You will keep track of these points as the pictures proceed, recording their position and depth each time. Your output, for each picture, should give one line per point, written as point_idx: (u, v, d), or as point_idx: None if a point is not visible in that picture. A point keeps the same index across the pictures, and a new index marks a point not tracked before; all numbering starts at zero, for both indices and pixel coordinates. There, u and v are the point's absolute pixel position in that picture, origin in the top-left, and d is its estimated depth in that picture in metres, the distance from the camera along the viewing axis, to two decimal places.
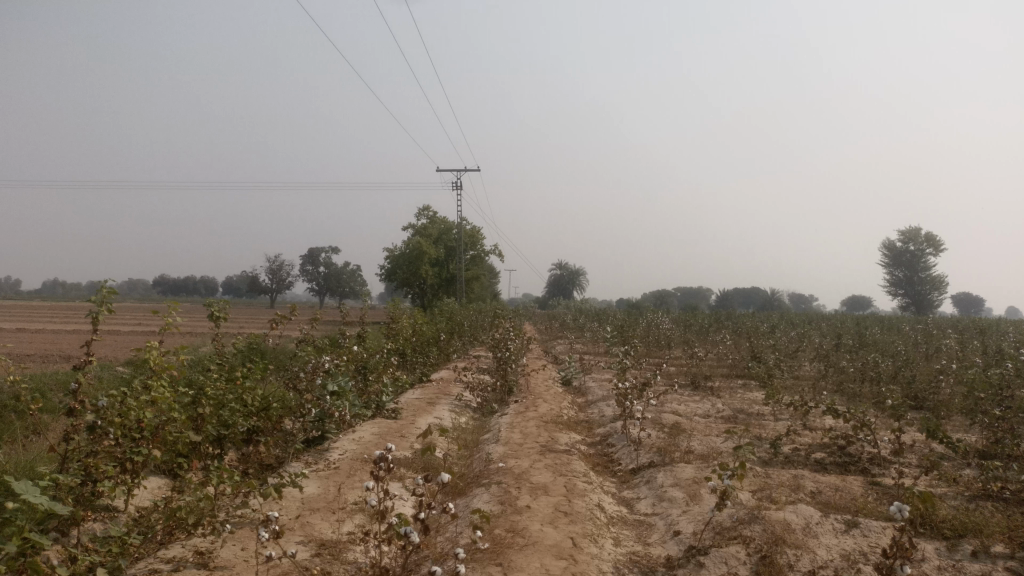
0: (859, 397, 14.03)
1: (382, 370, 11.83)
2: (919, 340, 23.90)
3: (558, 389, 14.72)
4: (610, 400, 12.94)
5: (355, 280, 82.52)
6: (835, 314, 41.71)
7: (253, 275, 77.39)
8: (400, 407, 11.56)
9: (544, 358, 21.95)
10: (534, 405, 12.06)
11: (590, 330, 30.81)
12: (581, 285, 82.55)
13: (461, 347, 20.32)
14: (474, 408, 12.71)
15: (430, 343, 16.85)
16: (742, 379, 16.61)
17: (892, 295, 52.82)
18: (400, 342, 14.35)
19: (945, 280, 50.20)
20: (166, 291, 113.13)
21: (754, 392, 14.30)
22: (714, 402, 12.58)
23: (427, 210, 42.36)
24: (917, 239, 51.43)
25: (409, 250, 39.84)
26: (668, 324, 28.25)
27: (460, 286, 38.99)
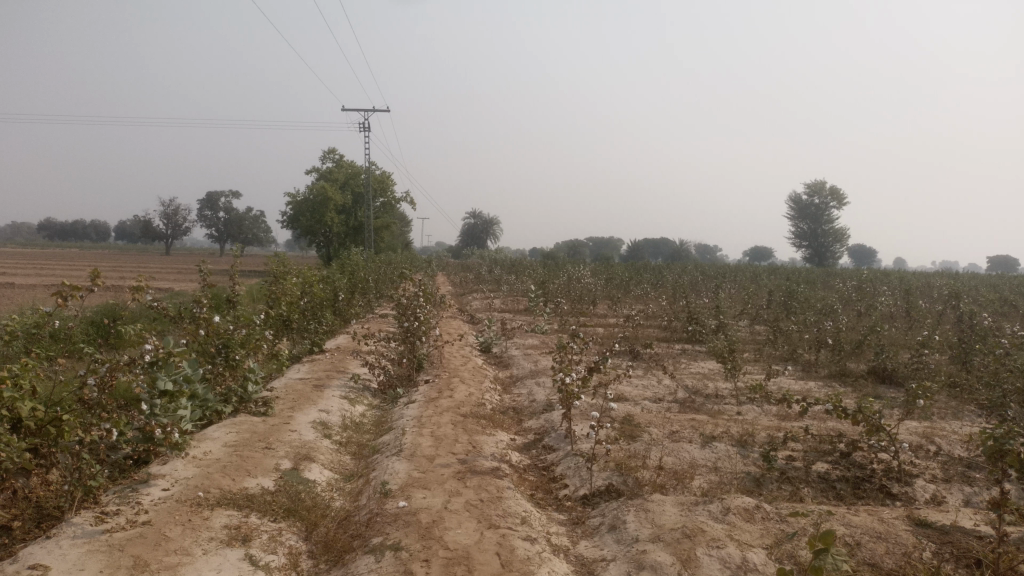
0: (817, 370, 12.44)
1: (257, 346, 9.31)
2: (851, 299, 22.86)
3: (476, 361, 12.52)
4: (540, 378, 10.85)
5: (257, 227, 77.52)
6: (753, 268, 41.00)
7: (143, 220, 71.45)
8: (278, 395, 9.11)
9: (459, 318, 19.67)
10: (450, 387, 9.82)
11: (507, 285, 28.67)
12: (496, 235, 80.27)
13: (364, 307, 17.78)
14: (376, 389, 10.37)
15: (326, 304, 14.28)
16: (682, 346, 14.84)
17: (797, 248, 52.83)
18: (286, 307, 11.77)
19: (847, 233, 50.44)
20: (46, 236, 104.15)
21: (701, 364, 12.51)
22: (662, 380, 10.68)
23: (332, 152, 38.81)
24: (821, 192, 51.31)
25: (311, 195, 36.44)
26: (592, 278, 26.37)
27: (367, 235, 36.01)
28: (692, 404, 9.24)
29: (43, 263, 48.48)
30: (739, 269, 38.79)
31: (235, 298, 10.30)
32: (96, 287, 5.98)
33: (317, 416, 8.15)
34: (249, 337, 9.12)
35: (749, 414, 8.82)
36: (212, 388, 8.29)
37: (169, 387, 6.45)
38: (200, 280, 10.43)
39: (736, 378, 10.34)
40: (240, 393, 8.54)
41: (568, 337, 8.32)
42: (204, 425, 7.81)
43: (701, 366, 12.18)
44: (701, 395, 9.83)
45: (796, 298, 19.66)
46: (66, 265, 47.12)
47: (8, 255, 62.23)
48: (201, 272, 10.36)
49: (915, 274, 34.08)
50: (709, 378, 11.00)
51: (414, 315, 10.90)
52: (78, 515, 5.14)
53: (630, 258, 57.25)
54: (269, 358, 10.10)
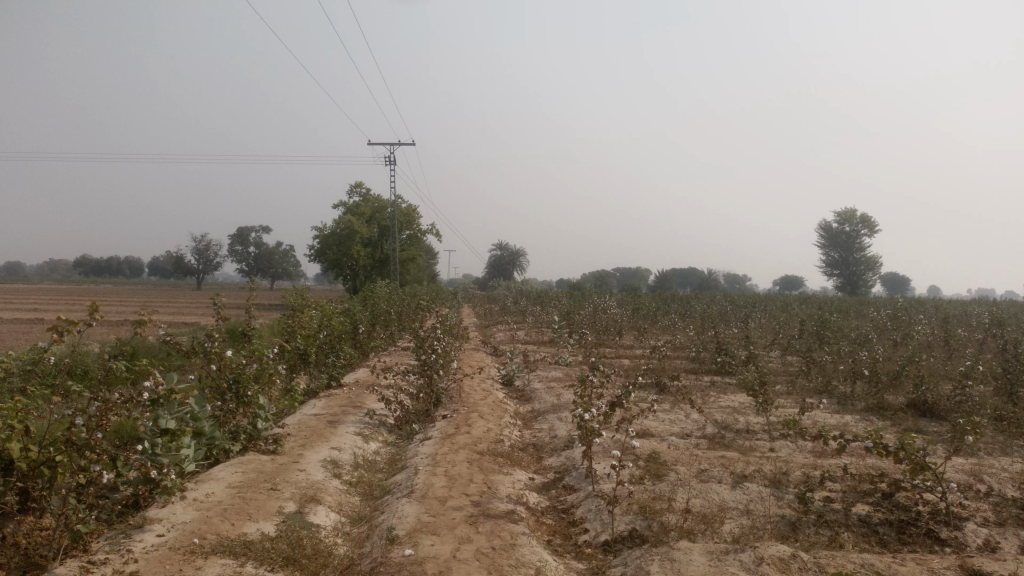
0: (854, 403, 11.89)
1: (270, 381, 9.06)
2: (886, 328, 22.16)
3: (497, 395, 12.16)
4: (562, 412, 10.46)
5: (285, 261, 78.28)
6: (783, 297, 40.29)
7: (176, 255, 72.48)
8: (290, 431, 8.84)
9: (483, 351, 19.33)
10: (468, 422, 9.49)
11: (532, 316, 28.30)
12: (522, 266, 80.12)
13: (385, 340, 17.53)
14: (393, 425, 10.05)
15: (345, 337, 14.04)
16: (710, 378, 14.36)
17: (827, 277, 51.97)
18: (303, 340, 11.57)
19: (879, 261, 49.44)
20: (84, 272, 105.84)
21: (731, 397, 12.02)
22: (689, 414, 10.23)
23: (360, 186, 38.94)
24: (851, 220, 50.52)
25: (338, 228, 36.60)
26: (617, 308, 25.94)
27: (393, 268, 35.99)
28: (722, 440, 8.79)
29: (76, 300, 49.13)
30: (769, 299, 38.03)
31: (250, 331, 10.06)
32: (95, 322, 5.78)
33: (327, 454, 7.86)
34: (261, 372, 8.84)
35: (782, 451, 8.34)
36: (221, 425, 8.01)
37: (170, 425, 6.17)
38: (214, 314, 10.20)
39: (767, 413, 9.86)
40: (250, 431, 8.23)
41: (589, 369, 7.95)
42: (212, 464, 7.54)
43: (731, 400, 11.70)
44: (731, 430, 9.37)
45: (829, 328, 19.07)
46: (100, 302, 47.78)
47: (45, 291, 63.37)
48: (216, 305, 10.17)
49: (950, 302, 33.20)
50: (739, 412, 10.54)
51: (432, 348, 10.61)
52: (65, 564, 4.88)
53: (657, 288, 56.69)
54: (283, 393, 9.84)
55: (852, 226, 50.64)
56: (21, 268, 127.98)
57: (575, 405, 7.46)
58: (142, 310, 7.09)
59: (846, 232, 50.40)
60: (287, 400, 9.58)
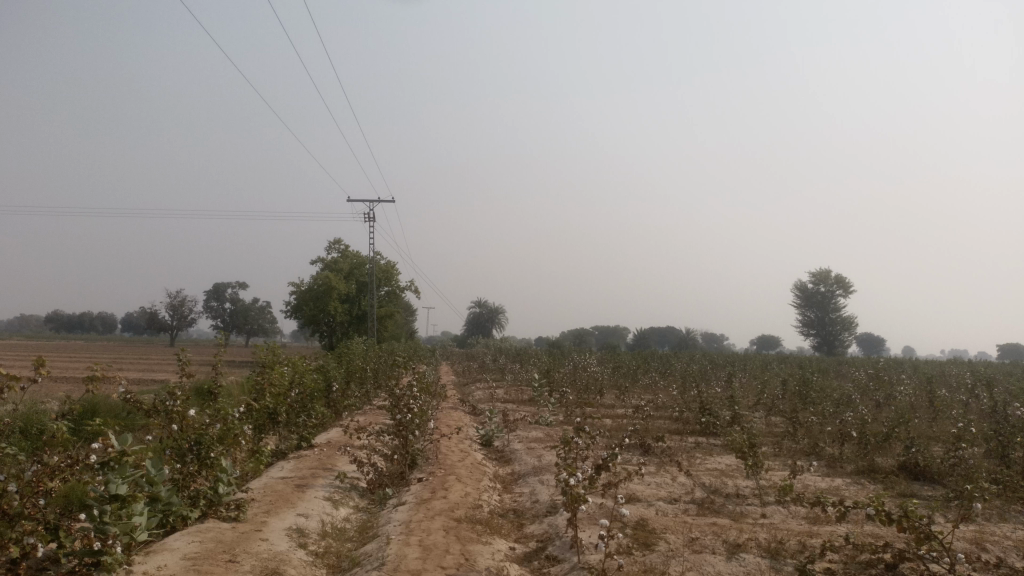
0: (843, 465, 11.55)
1: (235, 442, 8.56)
2: (868, 388, 21.99)
3: (475, 456, 11.66)
4: (544, 475, 10.00)
5: (261, 317, 77.28)
6: (761, 356, 40.20)
7: (150, 311, 71.22)
8: (254, 496, 8.31)
9: (461, 410, 18.81)
10: (444, 486, 9.01)
11: (511, 374, 27.81)
12: (501, 324, 79.71)
13: (360, 399, 16.97)
14: (365, 488, 9.54)
15: (318, 395, 13.54)
16: (694, 439, 13.97)
17: (805, 337, 52.10)
18: (272, 398, 11.07)
19: (855, 320, 49.70)
20: (55, 328, 103.81)
21: (717, 459, 11.65)
22: (676, 477, 9.82)
23: (338, 242, 38.64)
24: (826, 280, 50.93)
25: (315, 284, 36.15)
26: (598, 367, 25.56)
27: (370, 325, 35.46)
28: (711, 505, 8.38)
29: (42, 356, 47.76)
30: (749, 358, 37.82)
31: (216, 389, 9.58)
32: (41, 377, 5.32)
33: (293, 522, 7.35)
34: (226, 433, 8.35)
35: (775, 517, 7.95)
36: (180, 490, 7.47)
37: (120, 490, 5.66)
38: (179, 370, 9.71)
39: (757, 476, 9.49)
40: (212, 496, 7.67)
41: (573, 430, 7.56)
42: (167, 533, 6.98)
43: (717, 462, 11.32)
44: (720, 494, 8.98)
45: (812, 387, 18.84)
46: (67, 358, 46.49)
47: (11, 347, 61.73)
48: (181, 361, 9.69)
49: (927, 362, 33.25)
50: (727, 476, 10.15)
51: (408, 407, 10.17)
52: None
53: (637, 347, 56.40)
54: (249, 454, 9.32)
55: (827, 286, 51.02)
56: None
57: (558, 469, 7.05)
58: (97, 365, 6.63)
59: (822, 292, 50.71)
60: (253, 462, 9.06)
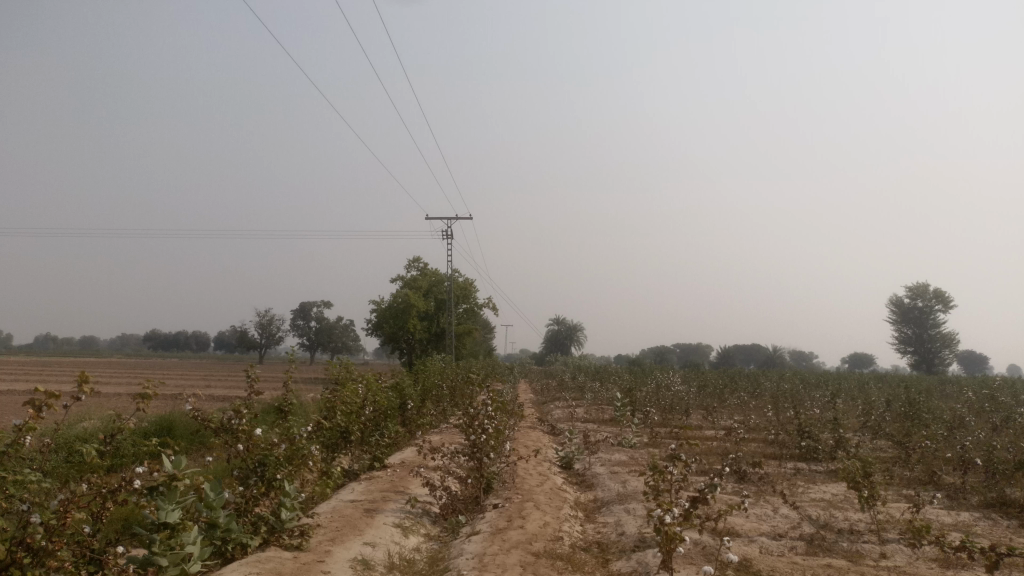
0: (968, 497, 10.29)
1: (303, 465, 8.12)
2: (981, 409, 20.18)
3: (555, 480, 10.93)
4: (630, 503, 9.18)
5: (345, 335, 78.58)
6: (855, 375, 38.05)
7: (240, 330, 73.33)
8: (321, 522, 7.83)
9: (539, 430, 18.12)
10: (521, 514, 8.31)
11: (591, 393, 26.88)
12: (580, 341, 78.76)
13: (435, 417, 16.49)
14: (437, 514, 8.95)
15: (393, 413, 13.08)
16: (794, 465, 12.85)
17: (901, 354, 49.18)
18: (344, 417, 10.65)
19: (957, 337, 46.57)
20: (153, 347, 108.46)
21: (821, 489, 10.58)
22: (779, 509, 8.86)
23: (417, 260, 38.64)
24: (924, 295, 48.00)
25: (395, 301, 36.20)
26: (682, 385, 24.43)
27: (449, 342, 35.21)
28: (823, 542, 7.41)
29: (136, 374, 49.24)
30: (845, 377, 35.71)
31: (285, 407, 9.16)
32: (84, 395, 4.92)
33: (357, 552, 6.83)
34: (291, 454, 7.91)
35: (899, 559, 6.93)
36: (242, 514, 7.07)
37: (171, 518, 5.27)
38: (248, 387, 9.25)
39: (873, 509, 8.44)
40: (273, 523, 7.18)
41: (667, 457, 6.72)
42: (226, 561, 6.57)
43: (822, 492, 10.26)
44: (832, 530, 7.98)
45: (920, 408, 17.32)
46: (158, 375, 47.79)
47: (110, 365, 64.41)
48: (250, 378, 9.30)
49: None
50: (836, 508, 9.14)
51: (482, 427, 9.46)
52: None
53: (721, 365, 54.50)
54: (319, 476, 8.89)
55: (925, 301, 48.07)
56: (94, 340, 132.47)
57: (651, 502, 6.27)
58: (149, 381, 6.25)
59: (920, 307, 47.76)
60: (320, 484, 8.58)
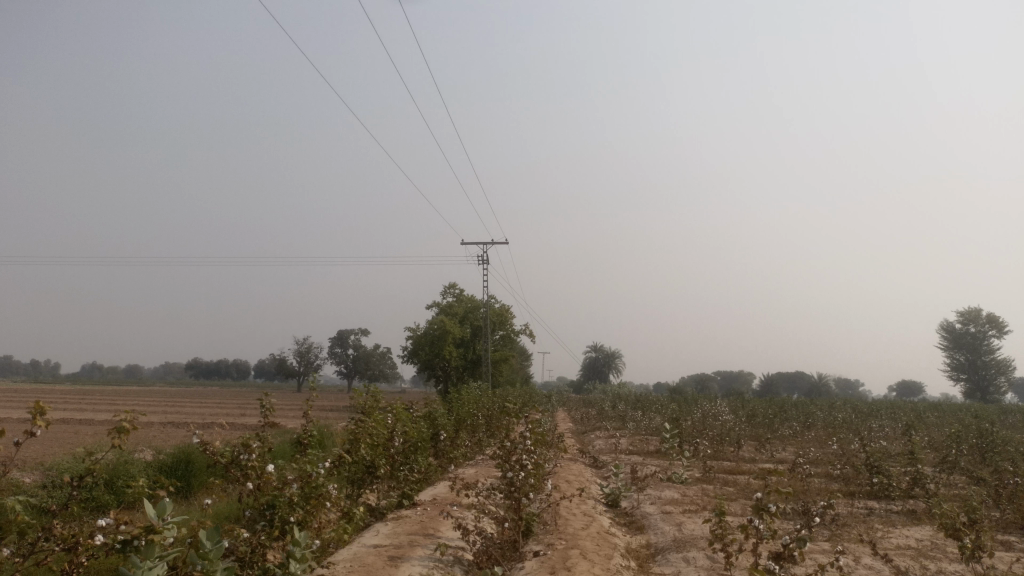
0: None
1: (320, 508, 7.20)
2: None
3: (602, 522, 9.88)
4: (688, 551, 8.13)
5: (382, 363, 78.16)
6: (909, 403, 36.14)
7: (279, 358, 73.23)
8: (338, 573, 6.84)
9: (581, 462, 17.09)
10: (565, 564, 7.26)
11: (634, 422, 25.66)
12: (618, 368, 77.28)
13: (469, 449, 15.52)
14: (470, 563, 7.96)
15: (423, 445, 12.14)
16: (867, 505, 11.61)
17: (953, 382, 46.88)
18: (370, 450, 9.76)
19: (1012, 363, 44.28)
20: (195, 375, 109.77)
21: (904, 533, 9.35)
22: (862, 562, 7.70)
23: (454, 287, 37.84)
24: (977, 320, 45.82)
25: (431, 327, 35.41)
26: (730, 414, 23.14)
27: (486, 369, 34.29)
28: None
29: (170, 401, 48.90)
30: (901, 407, 33.75)
31: (304, 441, 8.22)
32: (39, 431, 4.03)
33: None
34: (304, 496, 6.99)
35: None
36: (245, 565, 6.18)
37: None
38: (262, 418, 8.29)
39: (979, 564, 7.22)
40: (280, 575, 6.13)
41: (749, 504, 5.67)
42: None
43: (906, 537, 9.05)
44: None
45: (996, 439, 15.90)
46: (191, 403, 47.28)
47: (146, 394, 64.43)
48: (264, 406, 8.37)
49: None
50: (927, 558, 7.94)
51: (520, 463, 8.44)
52: None
53: (765, 393, 52.62)
54: (339, 517, 7.96)
55: (978, 326, 45.84)
56: (139, 369, 134.61)
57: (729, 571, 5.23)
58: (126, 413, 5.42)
59: (972, 333, 45.54)
60: (339, 528, 7.60)
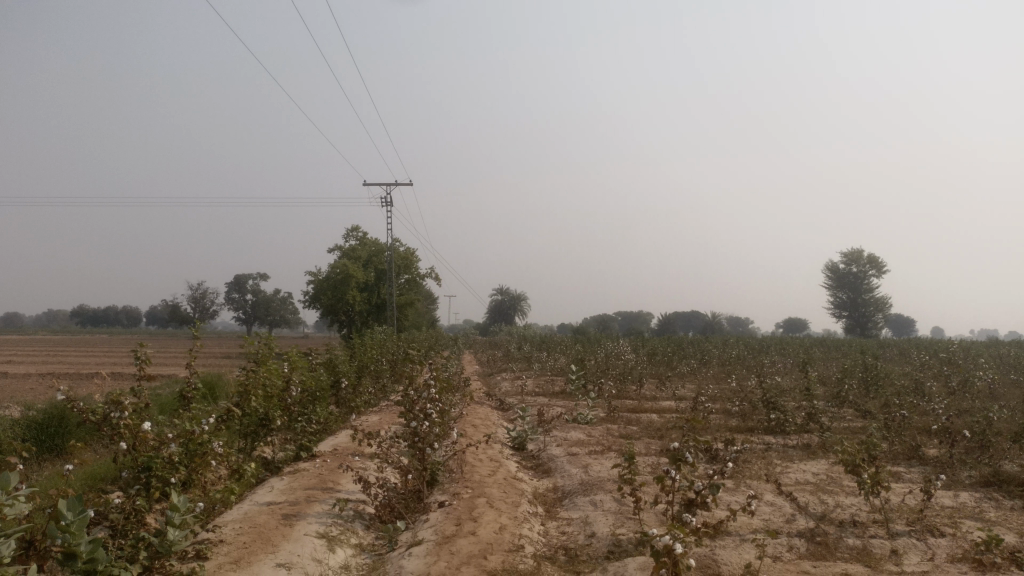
0: (957, 472, 9.34)
1: (205, 467, 6.58)
2: (938, 374, 19.70)
3: (508, 468, 9.66)
4: (596, 494, 8.02)
5: (283, 308, 75.86)
6: (799, 340, 37.86)
7: (172, 304, 69.80)
8: (225, 537, 6.31)
9: (487, 405, 16.94)
10: (471, 515, 6.97)
11: (540, 364, 25.72)
12: (523, 311, 77.85)
13: (371, 396, 15.03)
14: (372, 517, 7.58)
15: (323, 395, 11.58)
16: (764, 441, 11.91)
17: (836, 318, 49.52)
18: (263, 402, 9.13)
19: (889, 301, 47.09)
20: (81, 323, 103.84)
21: (801, 467, 9.57)
22: (765, 499, 7.78)
23: (356, 230, 36.72)
24: (859, 260, 48.24)
25: (333, 271, 34.26)
26: (632, 354, 23.50)
27: (390, 314, 33.61)
28: (828, 540, 6.40)
29: (52, 352, 45.65)
30: (792, 343, 35.26)
31: (188, 394, 7.52)
32: None
33: None
34: (185, 455, 6.37)
35: (915, 562, 5.95)
36: (117, 536, 5.58)
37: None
38: (138, 370, 7.51)
39: (875, 498, 7.37)
40: (157, 544, 5.52)
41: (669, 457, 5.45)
42: None
43: (804, 472, 9.25)
44: (833, 523, 6.93)
45: (881, 374, 16.66)
46: (74, 353, 44.36)
47: (22, 344, 60.00)
48: (140, 358, 7.57)
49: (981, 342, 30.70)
50: (825, 492, 8.11)
51: (424, 412, 8.04)
52: None
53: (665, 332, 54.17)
54: (227, 475, 7.37)
55: (859, 266, 48.32)
56: (17, 317, 126.04)
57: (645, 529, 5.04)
58: None
59: (855, 272, 48.00)
60: (228, 487, 7.03)
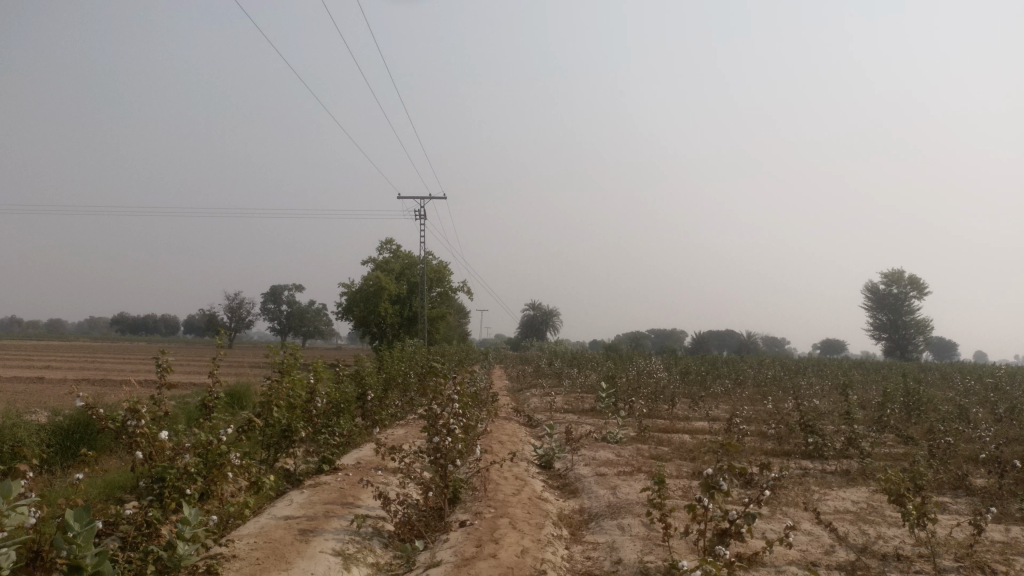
0: (1008, 505, 8.83)
1: (222, 479, 6.41)
2: (984, 401, 18.95)
3: (533, 487, 9.38)
4: (624, 517, 7.70)
5: (317, 319, 76.43)
6: (837, 361, 36.93)
7: (209, 313, 70.72)
8: (238, 552, 6.12)
9: (516, 422, 16.68)
10: (493, 536, 6.71)
11: (570, 380, 25.37)
12: (555, 326, 77.43)
13: (398, 409, 14.84)
14: (391, 535, 7.36)
15: (347, 407, 11.40)
16: (801, 465, 11.47)
17: (875, 340, 48.32)
18: (285, 413, 8.97)
19: (931, 323, 45.83)
20: (122, 330, 105.81)
21: (840, 495, 9.14)
22: (802, 528, 7.39)
23: (389, 243, 36.83)
24: (900, 281, 47.08)
25: (366, 284, 34.33)
26: (665, 372, 23.05)
27: (422, 327, 33.52)
28: None
29: (91, 358, 46.39)
30: (831, 365, 34.38)
31: (209, 403, 7.37)
32: None
33: None
34: (201, 465, 6.21)
35: None
36: (127, 548, 5.41)
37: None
38: (159, 377, 7.39)
39: (920, 530, 6.94)
40: (166, 558, 5.33)
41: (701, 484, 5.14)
42: None
43: (843, 500, 8.82)
44: (875, 556, 6.53)
45: (924, 399, 16.04)
46: (112, 360, 45.00)
47: (62, 349, 61.11)
48: (162, 365, 7.45)
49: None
50: (866, 523, 7.70)
51: (446, 428, 7.81)
52: None
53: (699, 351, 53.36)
54: (246, 488, 7.19)
55: (900, 288, 47.15)
56: (60, 323, 129.04)
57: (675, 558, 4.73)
58: None
59: (895, 293, 46.86)
60: (245, 500, 6.85)
